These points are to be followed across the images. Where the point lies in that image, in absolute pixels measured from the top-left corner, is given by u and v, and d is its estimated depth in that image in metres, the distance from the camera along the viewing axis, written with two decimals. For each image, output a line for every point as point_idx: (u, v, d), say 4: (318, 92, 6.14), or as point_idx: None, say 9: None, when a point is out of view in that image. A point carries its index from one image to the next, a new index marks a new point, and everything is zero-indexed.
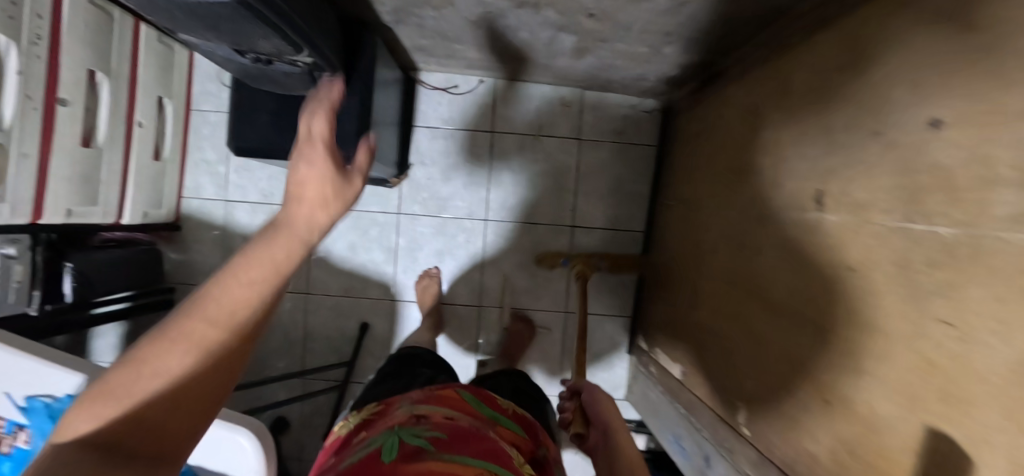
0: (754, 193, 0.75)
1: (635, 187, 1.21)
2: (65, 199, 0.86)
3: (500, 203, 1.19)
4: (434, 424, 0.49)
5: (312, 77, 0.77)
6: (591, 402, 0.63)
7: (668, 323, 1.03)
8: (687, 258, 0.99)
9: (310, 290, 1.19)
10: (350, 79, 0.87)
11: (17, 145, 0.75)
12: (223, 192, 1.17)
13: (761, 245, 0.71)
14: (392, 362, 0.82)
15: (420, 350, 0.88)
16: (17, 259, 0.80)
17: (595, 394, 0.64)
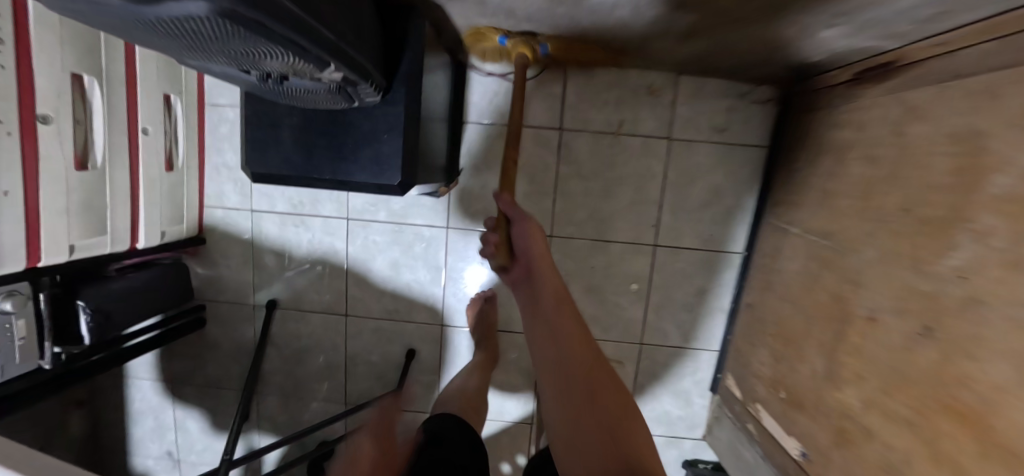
0: (957, 261, 0.51)
1: (737, 198, 0.97)
2: (65, 234, 0.73)
3: (567, 216, 0.98)
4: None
5: (345, 92, 0.57)
6: (519, 236, 0.65)
7: (770, 377, 0.83)
8: (816, 307, 0.75)
9: (347, 312, 1.05)
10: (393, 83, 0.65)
11: None
12: (247, 200, 1.01)
13: (974, 347, 0.48)
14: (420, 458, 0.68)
15: (445, 423, 0.77)
16: (17, 314, 0.70)
17: (524, 231, 0.65)
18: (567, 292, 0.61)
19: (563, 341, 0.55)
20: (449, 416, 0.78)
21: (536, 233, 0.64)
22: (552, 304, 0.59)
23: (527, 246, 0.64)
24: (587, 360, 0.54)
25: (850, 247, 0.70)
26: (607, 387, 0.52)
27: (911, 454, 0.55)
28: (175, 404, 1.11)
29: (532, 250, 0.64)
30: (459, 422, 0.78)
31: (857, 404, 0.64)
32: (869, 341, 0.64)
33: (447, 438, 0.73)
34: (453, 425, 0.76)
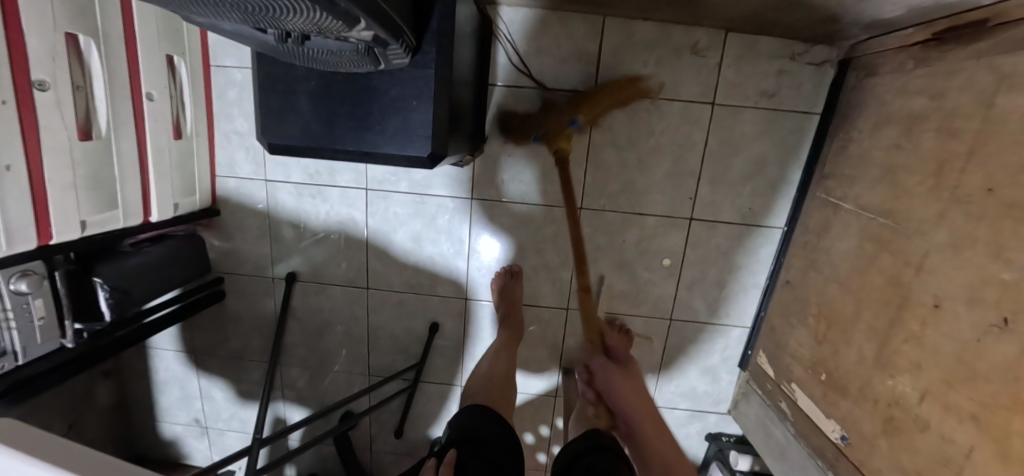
0: None
1: (781, 169, 0.90)
2: (75, 209, 0.69)
3: (598, 188, 0.92)
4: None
5: (372, 54, 0.50)
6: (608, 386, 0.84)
7: (812, 359, 0.81)
8: (869, 290, 0.71)
9: (368, 285, 1.02)
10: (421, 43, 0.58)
11: None
12: (261, 169, 0.96)
13: None
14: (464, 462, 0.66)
15: (472, 415, 0.75)
16: (33, 294, 0.66)
17: (610, 379, 0.84)
18: (652, 404, 0.84)
19: (639, 420, 0.80)
20: (475, 409, 0.76)
21: (624, 378, 0.85)
22: (632, 389, 0.84)
23: (616, 387, 0.84)
24: (657, 419, 0.81)
25: (916, 228, 0.65)
26: (675, 454, 0.77)
27: (974, 448, 0.52)
28: (200, 375, 1.11)
29: (629, 407, 0.82)
30: (485, 414, 0.75)
31: (912, 393, 0.61)
32: (932, 329, 0.60)
33: (477, 434, 0.71)
34: (481, 419, 0.74)
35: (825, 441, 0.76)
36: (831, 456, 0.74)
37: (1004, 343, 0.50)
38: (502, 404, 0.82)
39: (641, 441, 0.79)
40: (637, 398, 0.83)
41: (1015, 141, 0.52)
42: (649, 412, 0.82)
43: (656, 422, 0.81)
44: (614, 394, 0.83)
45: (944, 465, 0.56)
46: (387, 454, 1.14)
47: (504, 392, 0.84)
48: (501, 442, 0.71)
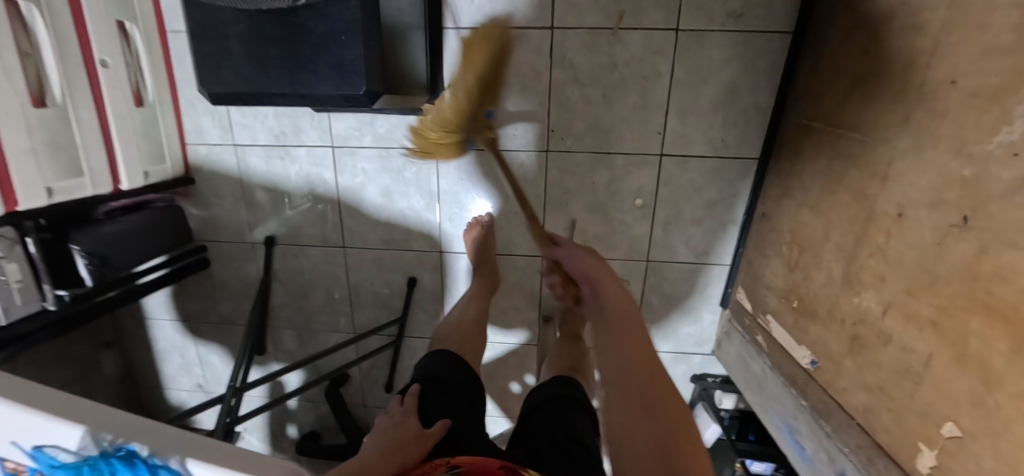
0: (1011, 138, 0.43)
1: (754, 96, 0.86)
2: (39, 176, 0.71)
3: (564, 128, 0.90)
4: (466, 468, 0.54)
5: None
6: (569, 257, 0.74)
7: (785, 288, 0.79)
8: (838, 210, 0.68)
9: (345, 244, 1.03)
10: None
11: None
12: (229, 134, 0.96)
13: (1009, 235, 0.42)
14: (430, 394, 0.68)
15: (443, 359, 0.76)
16: (6, 258, 0.70)
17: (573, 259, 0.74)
18: (645, 330, 0.65)
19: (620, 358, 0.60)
20: (447, 353, 0.77)
21: (583, 258, 0.74)
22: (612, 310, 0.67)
23: (580, 268, 0.72)
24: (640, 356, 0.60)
25: (883, 136, 0.60)
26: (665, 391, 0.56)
27: (933, 355, 0.50)
28: (197, 342, 1.16)
29: (587, 270, 0.72)
30: (455, 359, 0.76)
31: (876, 308, 0.59)
32: (897, 239, 0.57)
33: (443, 376, 0.72)
34: (450, 362, 0.75)
35: (795, 361, 0.75)
36: (802, 382, 0.72)
37: (964, 243, 0.47)
38: (471, 350, 0.82)
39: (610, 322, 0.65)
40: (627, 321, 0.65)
41: (981, 23, 0.47)
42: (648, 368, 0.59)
43: (649, 355, 0.61)
44: (578, 273, 0.73)
45: (902, 376, 0.54)
46: (381, 408, 1.19)
47: (474, 338, 0.85)
48: (467, 387, 0.73)
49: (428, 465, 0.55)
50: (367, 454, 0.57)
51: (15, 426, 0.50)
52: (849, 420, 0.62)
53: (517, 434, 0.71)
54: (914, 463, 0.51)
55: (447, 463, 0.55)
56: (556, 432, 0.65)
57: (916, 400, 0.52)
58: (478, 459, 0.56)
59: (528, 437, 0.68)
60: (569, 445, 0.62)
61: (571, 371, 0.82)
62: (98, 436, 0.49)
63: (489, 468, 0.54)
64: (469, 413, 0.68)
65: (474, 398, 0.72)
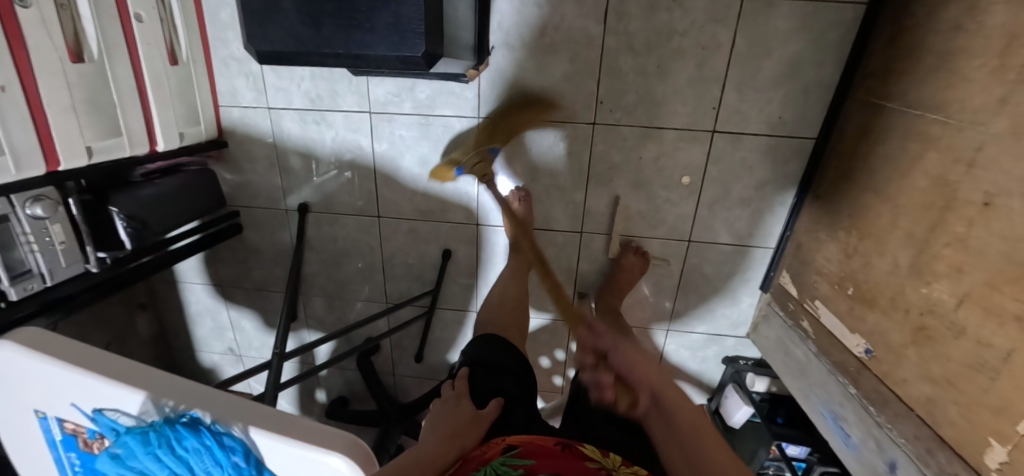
0: None
1: (818, 71, 0.81)
2: (78, 134, 0.69)
3: (613, 100, 0.86)
4: (523, 449, 0.54)
5: None
6: (619, 362, 0.70)
7: (839, 274, 0.76)
8: (911, 195, 0.65)
9: (380, 214, 1.02)
10: None
11: None
12: (263, 97, 0.93)
13: None
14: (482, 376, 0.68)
15: (487, 343, 0.75)
16: (50, 219, 0.68)
17: (621, 353, 0.71)
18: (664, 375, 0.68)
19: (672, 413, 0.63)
20: (492, 337, 0.76)
21: (635, 357, 0.70)
22: (632, 361, 0.69)
23: (630, 369, 0.68)
24: (675, 409, 0.63)
25: (973, 119, 0.57)
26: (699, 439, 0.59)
27: (1015, 350, 0.48)
28: (229, 306, 1.16)
29: (646, 379, 0.67)
30: (502, 343, 0.75)
31: (949, 299, 0.57)
32: (981, 229, 0.54)
33: (489, 359, 0.71)
34: (500, 347, 0.74)
35: (846, 349, 0.73)
36: (854, 369, 0.71)
37: None
38: (512, 327, 0.83)
39: (646, 376, 0.67)
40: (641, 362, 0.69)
41: None
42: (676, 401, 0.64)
43: (667, 380, 0.67)
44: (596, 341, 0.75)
45: (973, 370, 0.53)
46: (409, 376, 1.20)
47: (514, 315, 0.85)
48: (513, 369, 0.72)
49: (485, 446, 0.56)
50: (425, 440, 0.57)
51: (75, 390, 0.50)
52: (908, 411, 0.61)
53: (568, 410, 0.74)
54: (983, 458, 0.50)
55: (504, 443, 0.55)
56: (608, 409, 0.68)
57: (989, 395, 0.50)
58: (536, 439, 0.56)
59: (579, 414, 0.70)
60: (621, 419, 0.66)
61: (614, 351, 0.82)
62: (160, 401, 0.49)
63: (546, 446, 0.55)
64: (521, 397, 0.68)
65: (522, 380, 0.71)
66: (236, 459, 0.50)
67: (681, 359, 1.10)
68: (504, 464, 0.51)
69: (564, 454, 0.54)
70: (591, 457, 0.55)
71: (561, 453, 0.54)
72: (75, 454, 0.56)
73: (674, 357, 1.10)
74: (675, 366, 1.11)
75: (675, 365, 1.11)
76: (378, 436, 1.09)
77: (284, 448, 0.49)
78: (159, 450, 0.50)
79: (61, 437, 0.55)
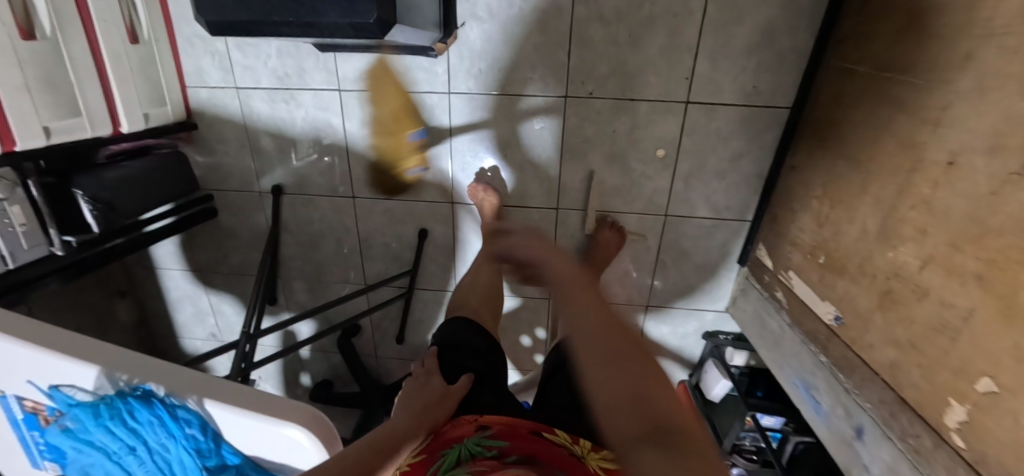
0: None
1: (792, 38, 0.79)
2: (34, 114, 0.67)
3: (584, 72, 0.84)
4: (496, 430, 0.54)
5: None
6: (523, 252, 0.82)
7: (811, 243, 0.76)
8: (880, 160, 0.64)
9: (355, 195, 1.01)
10: None
11: None
12: (231, 76, 0.92)
13: None
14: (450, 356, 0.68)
15: (457, 326, 0.75)
16: (7, 200, 0.67)
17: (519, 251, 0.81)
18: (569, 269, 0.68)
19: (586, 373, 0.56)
20: (461, 320, 0.76)
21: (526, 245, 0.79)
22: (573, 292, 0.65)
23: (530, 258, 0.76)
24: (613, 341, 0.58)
25: (942, 76, 0.55)
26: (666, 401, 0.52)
27: (976, 309, 0.48)
28: (209, 291, 1.16)
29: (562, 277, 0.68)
30: (469, 324, 0.75)
31: (912, 262, 0.56)
32: (945, 190, 0.53)
33: (459, 343, 0.71)
34: (466, 328, 0.74)
35: (815, 318, 0.73)
36: (823, 338, 0.71)
37: (1023, 192, 0.45)
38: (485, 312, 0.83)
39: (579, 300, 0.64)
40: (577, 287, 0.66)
41: None
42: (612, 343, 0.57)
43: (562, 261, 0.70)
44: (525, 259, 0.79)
45: (935, 331, 0.52)
46: (391, 358, 1.21)
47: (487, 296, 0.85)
48: (479, 349, 0.71)
49: (456, 422, 0.56)
50: (396, 415, 0.57)
51: (29, 366, 0.50)
52: (873, 376, 0.60)
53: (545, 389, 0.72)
54: (943, 418, 0.50)
55: (475, 423, 0.55)
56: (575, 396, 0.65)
57: (950, 356, 0.50)
58: (508, 422, 0.56)
59: (549, 403, 0.68)
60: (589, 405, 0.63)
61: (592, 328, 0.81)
62: (113, 375, 0.49)
63: (518, 430, 0.54)
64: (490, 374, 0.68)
65: (490, 360, 0.71)
66: (192, 432, 0.49)
67: (661, 336, 1.10)
68: (479, 444, 0.51)
69: (538, 439, 0.53)
70: (559, 443, 0.53)
71: (535, 438, 0.53)
72: (38, 433, 0.56)
73: (654, 333, 1.10)
74: (656, 343, 1.11)
75: (655, 342, 1.11)
76: (361, 417, 1.10)
77: (239, 420, 0.49)
78: (111, 423, 0.49)
79: (22, 415, 0.55)
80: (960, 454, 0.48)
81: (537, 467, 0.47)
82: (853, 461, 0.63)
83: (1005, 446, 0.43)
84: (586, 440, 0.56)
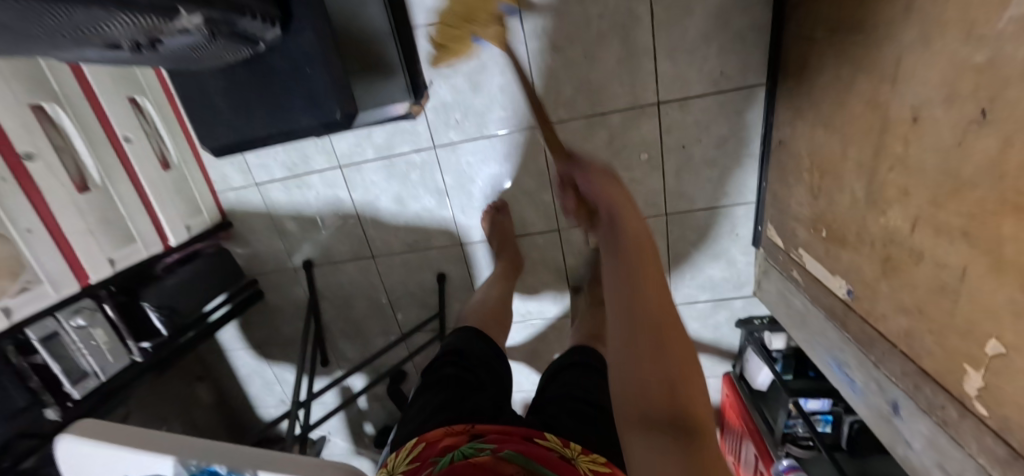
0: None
1: (747, 16, 0.79)
2: (100, 249, 0.82)
3: (551, 99, 0.88)
4: (490, 436, 0.55)
5: (229, 34, 0.51)
6: (585, 181, 0.60)
7: (812, 218, 0.73)
8: (853, 124, 0.62)
9: (374, 254, 1.09)
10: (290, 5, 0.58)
11: (11, 222, 0.69)
12: (249, 176, 1.05)
13: None
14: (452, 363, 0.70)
15: (465, 334, 0.77)
16: (91, 325, 0.81)
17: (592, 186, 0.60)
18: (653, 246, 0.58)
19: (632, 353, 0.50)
20: (466, 328, 0.78)
21: (608, 185, 0.59)
22: (630, 275, 0.54)
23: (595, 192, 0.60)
24: (665, 300, 0.53)
25: (888, 31, 0.54)
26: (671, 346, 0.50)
27: (969, 267, 0.46)
28: (271, 364, 1.29)
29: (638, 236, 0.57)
30: (477, 333, 0.78)
31: (902, 225, 0.54)
32: (915, 147, 0.52)
33: (463, 349, 0.73)
34: (473, 337, 0.76)
35: (831, 294, 0.71)
36: (840, 313, 0.69)
37: (984, 140, 0.43)
38: (491, 324, 0.84)
39: (657, 324, 0.51)
40: (651, 274, 0.55)
41: None
42: (663, 312, 0.52)
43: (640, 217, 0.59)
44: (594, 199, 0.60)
45: (936, 294, 0.50)
46: None
47: (494, 314, 0.87)
48: (487, 358, 0.74)
49: (452, 429, 0.57)
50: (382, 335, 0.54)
51: (121, 464, 0.60)
52: (891, 348, 0.58)
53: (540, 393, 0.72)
54: (963, 386, 0.47)
55: (472, 429, 0.56)
56: (576, 394, 0.66)
57: (954, 319, 0.48)
58: (503, 429, 0.57)
59: (546, 399, 0.68)
60: (587, 408, 0.64)
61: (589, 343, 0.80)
62: (186, 461, 0.58)
63: (513, 436, 0.56)
64: (490, 385, 0.69)
65: (495, 369, 0.73)
66: None
67: (693, 332, 1.08)
68: (472, 448, 0.52)
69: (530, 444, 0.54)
70: (551, 447, 0.55)
71: (528, 444, 0.54)
72: None
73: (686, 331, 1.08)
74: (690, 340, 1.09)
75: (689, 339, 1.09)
76: None
77: None
78: None
79: None
80: (985, 422, 0.45)
81: (527, 469, 0.49)
82: (898, 436, 0.60)
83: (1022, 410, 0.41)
84: (577, 443, 0.57)
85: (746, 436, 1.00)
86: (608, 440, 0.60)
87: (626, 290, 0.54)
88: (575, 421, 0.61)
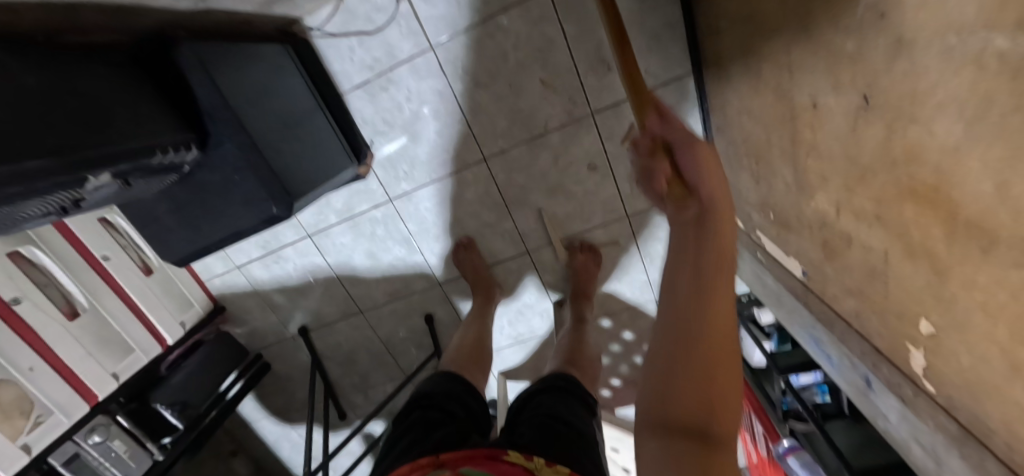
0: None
1: (656, 14, 0.78)
2: (103, 367, 0.87)
3: (489, 133, 0.89)
4: (450, 465, 0.52)
5: (145, 172, 0.58)
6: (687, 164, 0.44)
7: (762, 201, 0.73)
8: (769, 112, 0.61)
9: (361, 309, 1.13)
10: (203, 128, 0.66)
11: (17, 366, 0.72)
12: (230, 261, 1.10)
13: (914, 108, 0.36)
14: (417, 404, 0.71)
15: (436, 380, 0.78)
16: (109, 439, 0.87)
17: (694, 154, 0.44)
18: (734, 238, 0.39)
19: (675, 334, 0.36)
20: (439, 374, 0.79)
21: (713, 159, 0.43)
22: (696, 242, 0.39)
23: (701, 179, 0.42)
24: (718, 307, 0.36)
25: (777, 20, 0.53)
26: (722, 351, 0.35)
27: (889, 251, 0.45)
28: (294, 426, 1.35)
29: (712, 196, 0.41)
30: (449, 375, 0.79)
31: (828, 209, 0.54)
32: (821, 134, 0.51)
33: (432, 392, 0.74)
34: (446, 380, 0.77)
35: (792, 274, 0.71)
36: (803, 293, 0.69)
37: (871, 127, 0.42)
38: (464, 359, 0.86)
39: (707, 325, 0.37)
40: (724, 259, 0.38)
41: None
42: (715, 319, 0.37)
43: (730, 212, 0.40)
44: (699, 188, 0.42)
45: (870, 276, 0.50)
46: None
47: (466, 351, 0.88)
48: (459, 394, 0.74)
49: (415, 466, 0.54)
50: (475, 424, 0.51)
51: None
52: (850, 329, 0.58)
53: (512, 418, 0.70)
54: (910, 364, 0.48)
55: (434, 462, 0.54)
56: (543, 415, 0.65)
57: (889, 301, 0.48)
58: (464, 455, 0.54)
59: (516, 423, 0.67)
60: (553, 426, 0.62)
61: (568, 365, 0.80)
62: None
63: (476, 458, 0.53)
64: (461, 411, 0.69)
65: (467, 404, 0.73)
66: None
67: None
68: None
69: (493, 463, 0.51)
70: (516, 462, 0.52)
71: (490, 463, 0.51)
72: None
73: None
74: None
75: None
76: None
77: None
78: None
79: None
80: (935, 400, 0.46)
81: None
82: (875, 410, 0.60)
83: (961, 389, 0.41)
84: (542, 456, 0.55)
85: (753, 413, 1.01)
86: (576, 453, 0.58)
87: (687, 287, 0.37)
88: (542, 437, 0.59)
